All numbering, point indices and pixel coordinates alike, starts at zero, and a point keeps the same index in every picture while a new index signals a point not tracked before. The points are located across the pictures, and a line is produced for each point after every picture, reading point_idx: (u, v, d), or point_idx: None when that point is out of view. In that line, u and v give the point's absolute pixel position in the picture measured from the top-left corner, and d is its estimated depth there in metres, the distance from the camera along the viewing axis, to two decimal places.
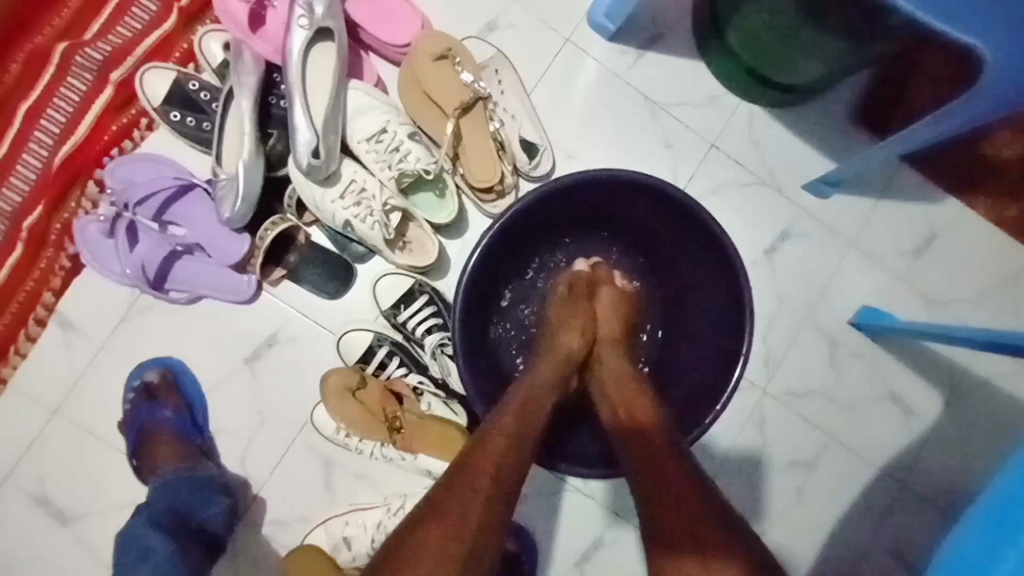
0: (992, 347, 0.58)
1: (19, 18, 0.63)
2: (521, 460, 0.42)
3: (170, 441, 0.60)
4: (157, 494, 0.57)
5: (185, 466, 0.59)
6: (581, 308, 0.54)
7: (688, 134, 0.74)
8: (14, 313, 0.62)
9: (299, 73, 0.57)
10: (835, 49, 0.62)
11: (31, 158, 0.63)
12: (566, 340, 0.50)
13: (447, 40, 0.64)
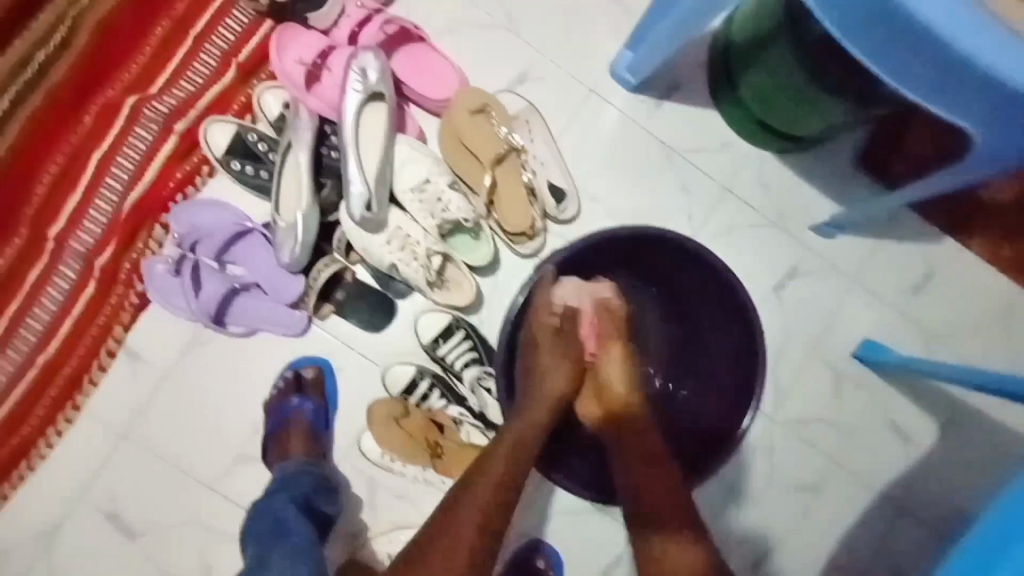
0: (980, 389, 0.62)
1: (93, 74, 0.69)
2: (507, 497, 0.50)
3: (305, 433, 0.67)
4: (283, 482, 0.63)
5: (313, 459, 0.66)
6: (565, 343, 0.61)
7: (703, 178, 0.80)
8: (87, 344, 0.68)
9: (353, 133, 0.63)
10: (839, 109, 0.69)
11: (102, 203, 0.68)
12: (547, 382, 0.58)
13: (483, 96, 0.70)
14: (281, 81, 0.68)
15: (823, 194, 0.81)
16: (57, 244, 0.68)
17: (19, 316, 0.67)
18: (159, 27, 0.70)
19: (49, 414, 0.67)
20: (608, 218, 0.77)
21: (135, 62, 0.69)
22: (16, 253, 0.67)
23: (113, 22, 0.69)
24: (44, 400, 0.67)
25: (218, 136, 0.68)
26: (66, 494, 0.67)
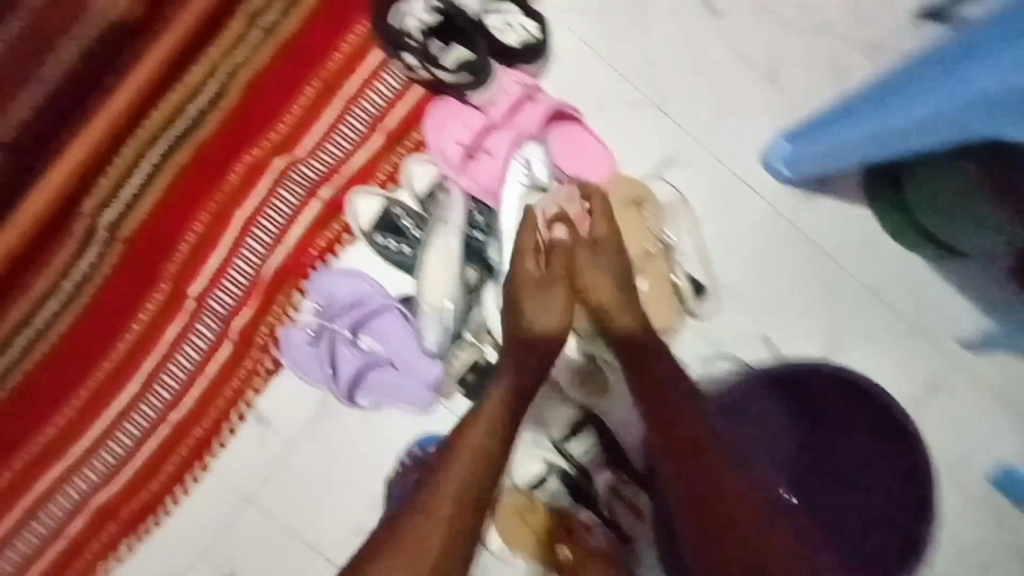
0: None
1: (240, 133, 0.67)
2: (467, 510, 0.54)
3: None
4: None
5: None
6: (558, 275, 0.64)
7: (846, 279, 0.76)
8: (221, 406, 0.68)
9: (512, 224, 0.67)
10: None
11: (243, 265, 0.68)
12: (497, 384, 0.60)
13: (640, 191, 0.69)
14: (433, 156, 0.68)
15: (971, 301, 0.76)
16: (195, 303, 0.68)
17: (154, 374, 0.67)
18: (308, 87, 0.68)
19: (178, 471, 0.68)
20: (745, 312, 0.74)
21: (281, 122, 0.68)
22: (155, 310, 0.67)
23: (262, 80, 0.67)
24: (174, 457, 0.68)
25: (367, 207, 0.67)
26: (188, 552, 0.68)
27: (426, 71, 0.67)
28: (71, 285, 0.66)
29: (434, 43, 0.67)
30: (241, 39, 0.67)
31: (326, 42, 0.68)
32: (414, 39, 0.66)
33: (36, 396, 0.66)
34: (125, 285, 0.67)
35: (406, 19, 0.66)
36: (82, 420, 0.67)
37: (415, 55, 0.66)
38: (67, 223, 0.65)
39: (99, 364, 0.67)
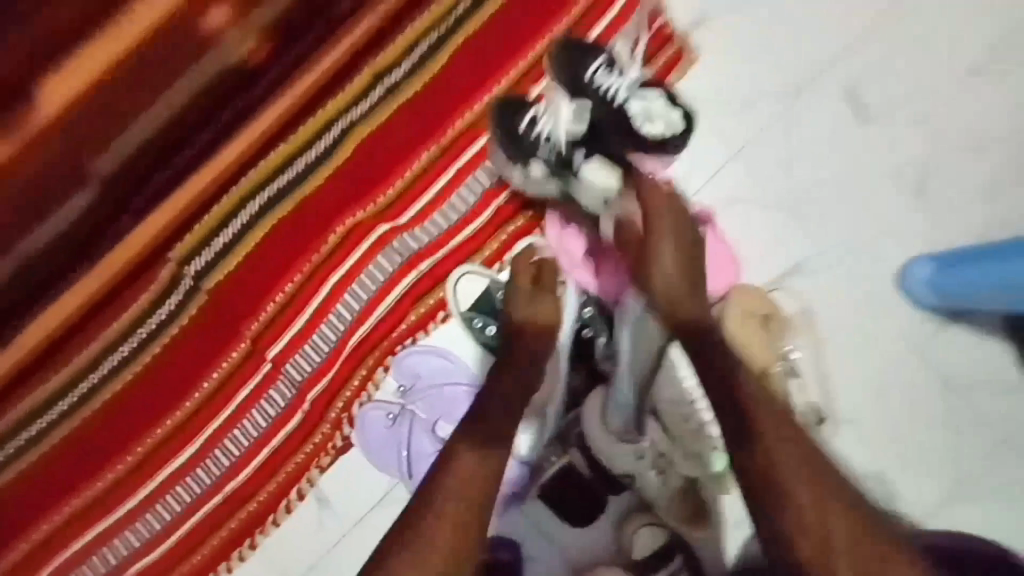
0: None
1: (344, 193, 0.64)
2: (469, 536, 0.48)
3: None
4: None
5: None
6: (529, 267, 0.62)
7: (984, 423, 0.66)
8: (280, 481, 0.63)
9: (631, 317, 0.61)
10: None
11: (326, 332, 0.63)
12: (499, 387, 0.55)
13: (767, 302, 0.64)
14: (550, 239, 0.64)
15: None
16: (271, 366, 0.63)
17: (217, 436, 0.63)
18: (423, 153, 0.64)
19: (225, 547, 0.63)
20: (863, 447, 0.66)
21: (389, 186, 0.64)
22: (228, 369, 0.63)
23: (375, 142, 0.64)
24: (223, 530, 0.63)
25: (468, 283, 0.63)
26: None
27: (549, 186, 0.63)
28: (145, 333, 0.62)
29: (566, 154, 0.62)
30: (362, 98, 0.64)
31: (449, 108, 0.65)
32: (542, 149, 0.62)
33: (92, 447, 0.62)
34: (200, 338, 0.63)
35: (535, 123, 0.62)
36: (135, 477, 0.62)
37: (540, 169, 0.62)
38: (155, 267, 0.62)
39: (160, 419, 0.63)
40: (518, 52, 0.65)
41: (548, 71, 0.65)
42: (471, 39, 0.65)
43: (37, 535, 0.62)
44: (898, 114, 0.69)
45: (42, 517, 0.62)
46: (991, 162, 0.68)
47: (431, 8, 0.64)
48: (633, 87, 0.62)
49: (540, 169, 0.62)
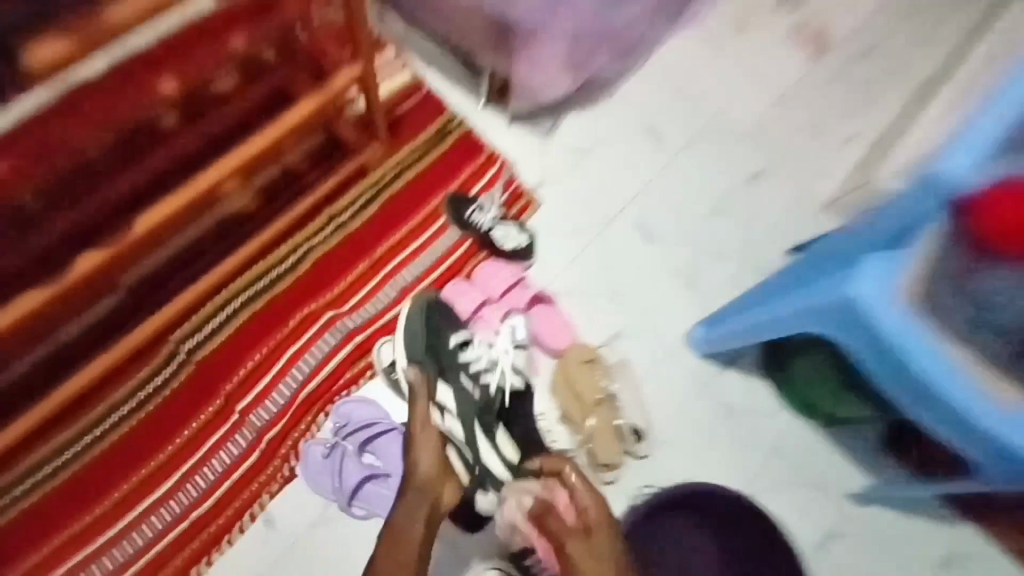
0: None
1: (303, 293, 0.94)
2: None
3: None
4: None
5: None
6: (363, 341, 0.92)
7: (754, 435, 0.98)
8: (236, 505, 0.82)
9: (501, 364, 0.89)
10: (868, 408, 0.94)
11: (283, 388, 0.88)
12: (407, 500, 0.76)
13: (590, 351, 0.94)
14: None
15: (854, 461, 0.98)
16: (239, 415, 0.86)
17: (189, 472, 0.83)
18: (360, 265, 0.96)
19: (185, 565, 0.79)
20: (672, 458, 0.95)
21: (335, 287, 0.95)
22: (205, 419, 0.85)
23: (327, 258, 0.96)
24: (185, 550, 0.80)
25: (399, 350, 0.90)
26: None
27: (452, 413, 0.86)
28: (144, 395, 0.85)
29: (478, 397, 0.87)
30: (320, 231, 0.97)
31: (378, 236, 0.99)
32: (465, 382, 0.88)
33: (86, 486, 0.80)
34: (185, 396, 0.86)
35: (471, 354, 0.89)
36: (117, 509, 0.80)
37: (456, 393, 0.87)
38: (159, 345, 0.87)
39: (145, 460, 0.82)
40: (425, 201, 1.02)
41: (445, 213, 1.01)
42: (395, 194, 1.01)
43: (26, 565, 0.77)
44: (673, 236, 1.09)
45: (33, 547, 0.77)
46: (730, 263, 1.08)
47: (370, 177, 1.01)
48: (496, 220, 1.00)
49: (458, 393, 0.87)
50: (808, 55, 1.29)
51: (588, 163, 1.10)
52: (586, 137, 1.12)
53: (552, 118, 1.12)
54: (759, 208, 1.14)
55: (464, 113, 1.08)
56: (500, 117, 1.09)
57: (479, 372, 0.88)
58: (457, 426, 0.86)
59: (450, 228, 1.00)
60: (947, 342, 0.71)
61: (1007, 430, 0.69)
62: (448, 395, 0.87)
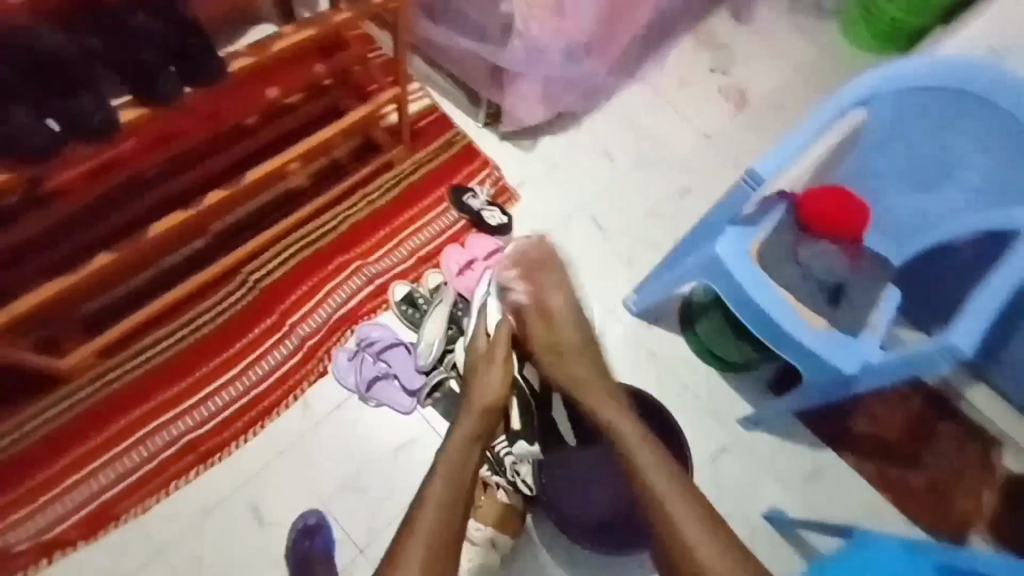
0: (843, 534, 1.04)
1: (340, 247, 1.28)
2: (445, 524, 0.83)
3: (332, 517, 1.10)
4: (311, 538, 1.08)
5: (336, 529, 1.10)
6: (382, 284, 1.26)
7: (670, 374, 1.30)
8: (285, 388, 1.15)
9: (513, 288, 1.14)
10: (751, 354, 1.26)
11: (322, 311, 1.22)
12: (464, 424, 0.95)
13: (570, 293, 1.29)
14: (443, 271, 1.29)
15: (743, 399, 1.29)
16: (288, 328, 1.20)
17: (253, 363, 1.16)
18: (383, 230, 1.31)
19: (246, 427, 1.12)
20: None
21: (363, 245, 1.29)
22: (265, 328, 1.19)
23: (359, 223, 1.30)
24: (246, 415, 1.13)
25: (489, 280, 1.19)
26: (231, 487, 1.09)
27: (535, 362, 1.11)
28: (222, 308, 1.19)
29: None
30: (355, 204, 1.32)
31: (397, 210, 1.33)
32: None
33: (179, 366, 1.14)
34: (251, 311, 1.20)
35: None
36: (199, 384, 1.13)
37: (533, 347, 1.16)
38: (234, 275, 1.22)
39: (222, 352, 1.16)
40: (434, 189, 1.37)
41: (447, 200, 1.36)
42: (411, 182, 1.36)
43: (132, 416, 1.09)
44: (620, 227, 1.43)
45: (139, 404, 1.10)
46: (661, 252, 1.42)
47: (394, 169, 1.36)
48: (485, 204, 1.35)
49: None
50: (729, 110, 1.61)
51: (554, 176, 1.45)
52: (556, 154, 1.48)
53: (530, 139, 1.48)
54: (688, 215, 1.47)
55: (466, 130, 1.45)
56: (493, 135, 1.46)
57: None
58: (531, 374, 1.13)
59: (450, 211, 1.35)
60: (779, 287, 1.07)
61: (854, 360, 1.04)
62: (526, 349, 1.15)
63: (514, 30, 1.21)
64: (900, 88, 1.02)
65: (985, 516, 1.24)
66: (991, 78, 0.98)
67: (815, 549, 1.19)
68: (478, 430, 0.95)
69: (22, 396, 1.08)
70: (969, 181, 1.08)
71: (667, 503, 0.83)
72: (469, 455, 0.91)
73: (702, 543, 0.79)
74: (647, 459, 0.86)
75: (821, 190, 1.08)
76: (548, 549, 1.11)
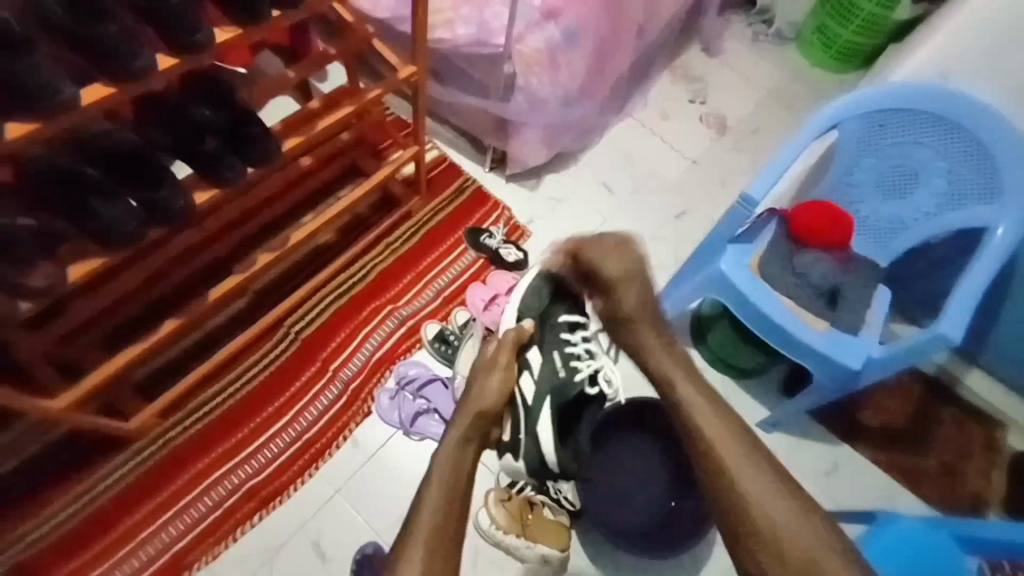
0: (858, 518, 1.12)
1: (371, 294, 1.37)
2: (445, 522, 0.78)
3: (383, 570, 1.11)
4: None
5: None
6: (415, 326, 1.35)
7: None
8: (334, 431, 1.23)
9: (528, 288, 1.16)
10: (763, 358, 1.35)
11: (361, 355, 1.30)
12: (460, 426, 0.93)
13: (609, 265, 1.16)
14: (469, 307, 1.38)
15: (760, 403, 1.38)
16: (332, 374, 1.28)
17: (302, 409, 1.25)
18: (409, 274, 1.41)
19: (300, 471, 1.20)
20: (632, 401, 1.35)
21: (393, 290, 1.38)
22: (310, 375, 1.28)
23: (386, 270, 1.40)
24: (300, 459, 1.20)
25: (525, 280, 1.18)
26: (292, 527, 1.16)
27: (531, 373, 1.10)
28: (267, 360, 1.28)
29: (558, 378, 1.11)
30: (381, 253, 1.42)
31: (421, 255, 1.43)
32: (557, 359, 1.13)
33: (234, 419, 1.22)
34: (295, 361, 1.28)
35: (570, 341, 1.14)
36: (253, 434, 1.21)
37: (545, 359, 1.12)
38: (277, 328, 1.31)
39: (272, 402, 1.24)
40: (452, 232, 1.47)
41: (464, 242, 1.46)
42: (431, 228, 1.46)
43: (194, 469, 1.17)
44: None
45: (199, 458, 1.18)
46: (667, 272, 1.53)
47: (414, 216, 1.47)
48: (502, 242, 1.45)
49: (545, 360, 1.11)
50: (712, 135, 1.75)
51: (560, 210, 1.57)
52: (559, 191, 1.59)
53: (534, 178, 1.60)
54: (687, 235, 1.59)
55: (475, 176, 1.57)
56: (500, 178, 1.58)
57: (569, 364, 1.13)
58: (532, 385, 1.08)
59: (469, 251, 1.45)
60: (780, 294, 1.17)
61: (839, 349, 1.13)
62: (537, 359, 1.11)
63: (516, 86, 1.36)
64: (863, 112, 1.17)
65: (996, 492, 1.32)
66: (939, 99, 1.13)
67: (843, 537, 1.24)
68: (472, 433, 0.92)
69: (91, 462, 1.16)
70: (933, 187, 1.20)
71: (743, 482, 0.80)
72: (463, 457, 0.87)
73: (778, 517, 0.77)
74: (702, 414, 0.86)
75: (809, 205, 1.21)
76: (593, 560, 1.18)
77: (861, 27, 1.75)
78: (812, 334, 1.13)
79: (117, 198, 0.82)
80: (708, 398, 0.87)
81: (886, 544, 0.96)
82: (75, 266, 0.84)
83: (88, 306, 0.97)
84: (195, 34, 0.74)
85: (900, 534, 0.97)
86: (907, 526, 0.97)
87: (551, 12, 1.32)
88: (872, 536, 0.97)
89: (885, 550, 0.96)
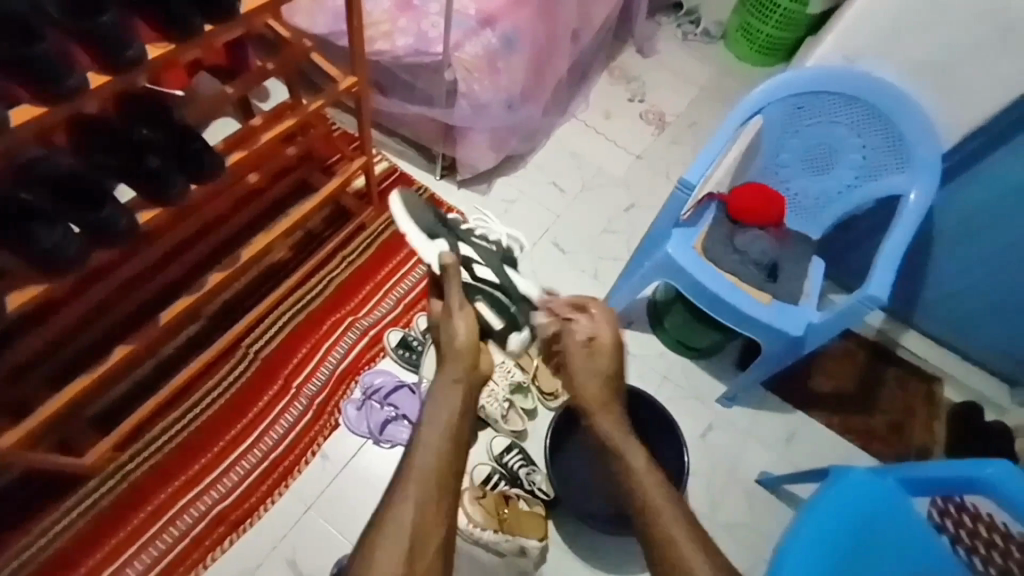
0: (810, 476, 1.19)
1: (330, 308, 1.36)
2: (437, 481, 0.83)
3: None
4: None
5: None
6: (377, 335, 1.35)
7: (650, 369, 1.44)
8: (302, 447, 1.22)
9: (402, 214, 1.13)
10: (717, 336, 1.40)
11: (324, 369, 1.29)
12: (453, 369, 0.93)
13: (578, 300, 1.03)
14: (430, 312, 1.38)
15: (717, 380, 1.44)
16: (295, 391, 1.27)
17: (266, 429, 1.22)
18: (367, 285, 1.41)
19: (269, 491, 1.17)
20: None
21: (352, 302, 1.38)
22: (273, 394, 1.26)
23: (345, 282, 1.40)
24: (269, 479, 1.18)
25: (405, 221, 1.12)
26: (265, 549, 1.13)
27: (478, 261, 1.09)
28: (226, 383, 1.25)
29: (497, 249, 1.16)
30: (338, 266, 1.41)
31: (377, 266, 1.43)
32: (473, 244, 1.12)
33: (196, 444, 1.19)
34: (256, 381, 1.26)
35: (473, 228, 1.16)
36: (216, 460, 1.18)
37: (469, 247, 1.11)
38: (234, 349, 1.28)
39: (234, 424, 1.22)
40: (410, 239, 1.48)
41: None
42: (387, 237, 1.47)
43: (158, 501, 1.13)
44: (579, 246, 1.59)
45: (159, 489, 1.14)
46: (620, 263, 1.58)
47: (370, 227, 1.47)
48: None
49: (476, 246, 1.12)
50: (652, 131, 1.83)
51: (513, 212, 1.60)
52: (511, 193, 1.63)
53: (485, 183, 1.63)
54: (637, 226, 1.65)
55: (427, 184, 1.59)
56: (451, 184, 1.60)
57: (480, 237, 1.17)
58: (487, 270, 1.08)
59: None
60: (723, 271, 1.24)
61: (783, 321, 1.20)
62: (466, 248, 1.11)
63: (459, 92, 1.39)
64: (779, 98, 1.26)
65: (940, 441, 1.42)
66: (846, 81, 1.21)
67: (798, 496, 1.32)
68: (462, 375, 0.92)
69: (43, 506, 1.10)
70: (853, 161, 1.31)
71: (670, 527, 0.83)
72: (451, 403, 0.89)
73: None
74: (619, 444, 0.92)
75: (744, 188, 1.29)
76: (572, 547, 1.20)
77: (780, 23, 1.88)
78: (756, 305, 1.20)
79: (59, 223, 0.80)
80: (663, 491, 0.87)
81: (831, 497, 1.01)
82: (15, 295, 0.81)
83: (30, 339, 0.93)
84: (127, 50, 0.74)
85: (845, 484, 1.03)
86: (851, 477, 1.03)
87: (487, 20, 1.39)
88: (822, 496, 1.01)
89: (828, 505, 1.00)
